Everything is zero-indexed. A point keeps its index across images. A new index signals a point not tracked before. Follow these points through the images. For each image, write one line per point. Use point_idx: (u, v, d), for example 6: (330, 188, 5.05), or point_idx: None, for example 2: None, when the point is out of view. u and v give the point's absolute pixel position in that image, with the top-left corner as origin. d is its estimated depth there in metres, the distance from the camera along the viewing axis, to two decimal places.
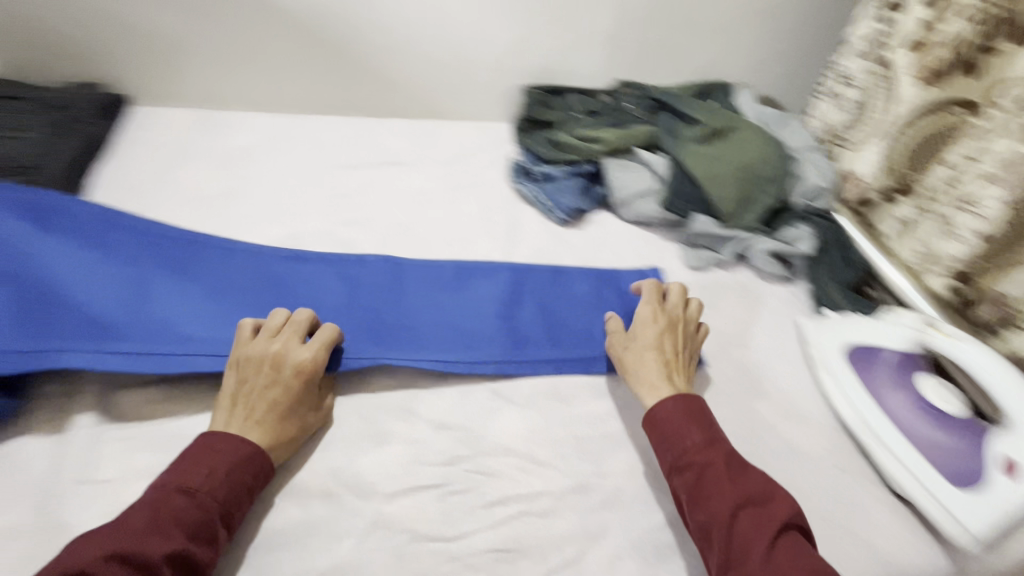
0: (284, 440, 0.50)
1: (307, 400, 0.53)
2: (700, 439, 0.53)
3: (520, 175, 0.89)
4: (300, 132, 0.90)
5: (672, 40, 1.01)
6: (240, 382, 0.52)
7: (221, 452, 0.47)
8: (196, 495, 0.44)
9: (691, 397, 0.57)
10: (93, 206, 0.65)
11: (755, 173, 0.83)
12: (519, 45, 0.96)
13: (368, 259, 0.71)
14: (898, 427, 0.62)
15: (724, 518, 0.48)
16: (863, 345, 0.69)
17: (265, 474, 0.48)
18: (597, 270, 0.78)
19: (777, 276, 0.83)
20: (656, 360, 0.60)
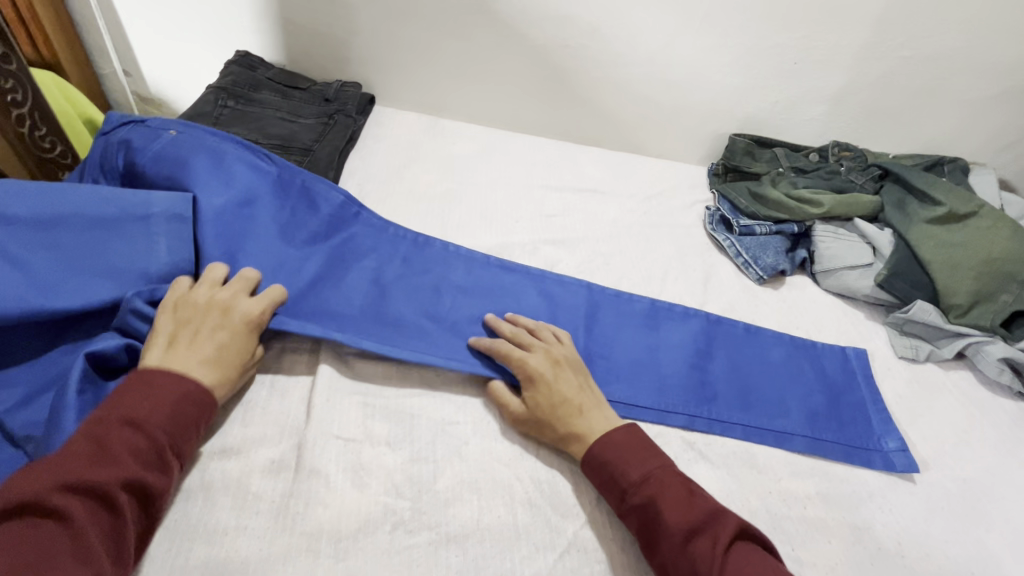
0: (223, 380, 0.52)
1: (247, 347, 0.54)
2: (637, 474, 0.51)
3: (716, 222, 0.88)
4: (510, 149, 0.97)
5: (905, 109, 0.95)
6: (183, 326, 0.52)
7: (164, 386, 0.48)
8: (144, 426, 0.45)
9: (615, 429, 0.54)
10: (338, 194, 0.72)
11: (1002, 268, 0.74)
12: (737, 95, 0.95)
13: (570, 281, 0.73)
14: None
15: (678, 555, 0.46)
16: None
17: (210, 410, 0.50)
18: (796, 337, 0.74)
19: (1007, 388, 0.73)
20: (574, 413, 0.55)
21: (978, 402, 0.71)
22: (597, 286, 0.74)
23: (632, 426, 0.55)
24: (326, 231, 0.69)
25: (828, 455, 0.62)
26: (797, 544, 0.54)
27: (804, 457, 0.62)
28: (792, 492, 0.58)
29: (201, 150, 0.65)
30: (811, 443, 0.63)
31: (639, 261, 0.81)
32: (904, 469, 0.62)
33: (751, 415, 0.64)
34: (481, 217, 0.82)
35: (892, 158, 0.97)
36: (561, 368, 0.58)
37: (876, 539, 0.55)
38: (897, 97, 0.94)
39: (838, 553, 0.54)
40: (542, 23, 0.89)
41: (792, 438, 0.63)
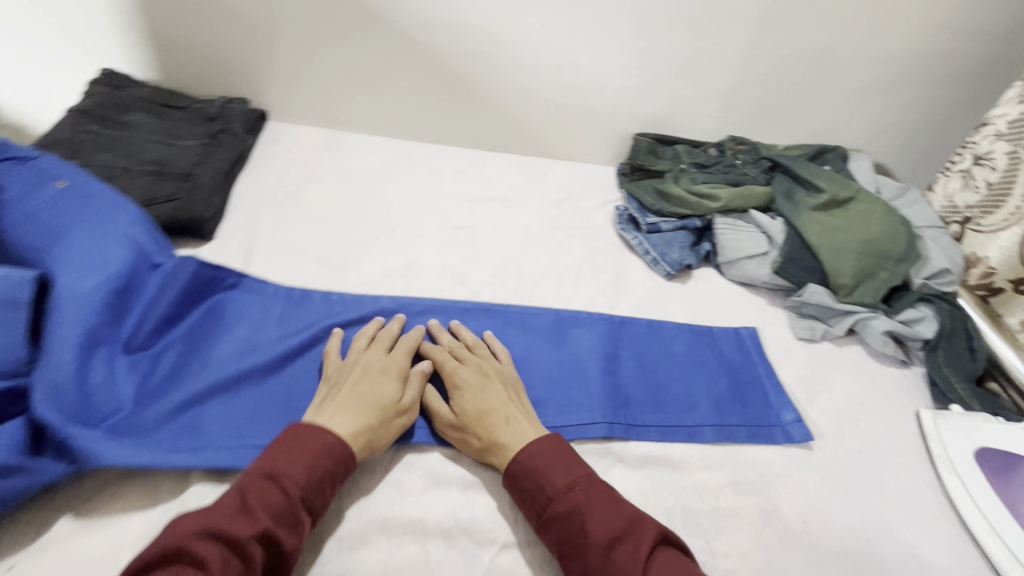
0: (365, 425, 0.53)
1: (392, 391, 0.56)
2: (561, 482, 0.51)
3: (625, 221, 0.90)
4: (417, 160, 0.94)
5: (790, 103, 1.01)
6: (333, 385, 0.57)
7: (304, 439, 0.50)
8: (282, 479, 0.47)
9: (546, 437, 0.54)
10: (192, 260, 0.63)
11: (880, 249, 0.80)
12: (635, 95, 0.97)
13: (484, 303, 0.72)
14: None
15: (601, 566, 0.45)
16: (1002, 449, 0.66)
17: (344, 467, 0.50)
18: (704, 328, 0.77)
19: (892, 358, 0.79)
20: (500, 421, 0.55)
21: (869, 374, 0.76)
22: (507, 305, 0.73)
23: (557, 436, 0.55)
24: (185, 305, 0.62)
25: (738, 441, 0.65)
26: (712, 536, 0.55)
27: (715, 448, 0.63)
28: (706, 485, 0.59)
29: (85, 220, 0.59)
30: (721, 431, 0.65)
31: (552, 267, 0.81)
32: (802, 440, 0.66)
33: (664, 414, 0.65)
34: (387, 234, 0.79)
35: (781, 150, 1.03)
36: (493, 380, 0.59)
37: (784, 520, 0.58)
38: (782, 92, 0.99)
39: (750, 540, 0.55)
40: (436, 31, 0.87)
41: (704, 432, 0.64)
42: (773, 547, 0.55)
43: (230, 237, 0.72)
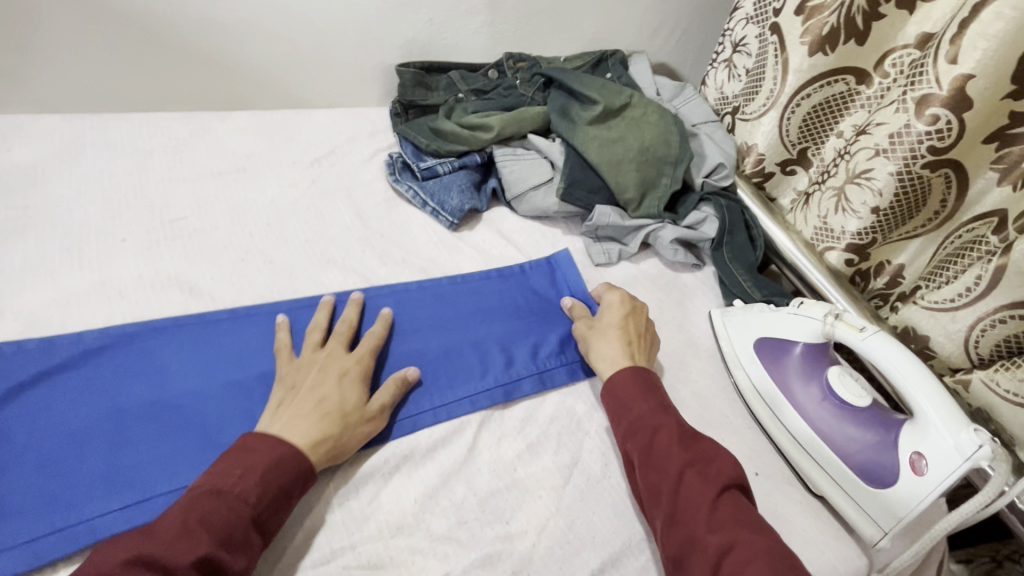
0: (326, 433, 0.47)
1: (353, 397, 0.50)
2: (655, 408, 0.53)
3: (398, 170, 0.78)
4: (111, 135, 0.72)
5: (560, 6, 0.92)
6: (290, 388, 0.50)
7: (257, 450, 0.44)
8: (228, 497, 0.41)
9: (645, 370, 0.57)
10: None
11: (657, 156, 0.77)
12: (382, 17, 0.82)
13: (214, 316, 0.56)
14: (805, 418, 0.60)
15: (675, 478, 0.48)
16: (777, 337, 0.65)
17: (304, 477, 0.45)
18: (496, 274, 0.69)
19: (685, 264, 0.78)
20: (617, 340, 0.60)
21: (666, 286, 0.75)
22: (248, 306, 0.58)
23: (656, 374, 0.57)
24: None
25: (530, 395, 0.59)
26: (508, 517, 0.49)
27: (513, 412, 0.57)
28: (502, 459, 0.53)
29: None
30: (506, 390, 0.58)
31: (309, 244, 0.67)
32: None
33: (458, 387, 0.57)
34: (64, 246, 0.59)
35: (562, 62, 0.95)
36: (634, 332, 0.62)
37: (585, 470, 0.54)
38: None
39: (549, 507, 0.51)
40: None
41: (501, 395, 0.58)
42: (573, 504, 0.52)
43: None
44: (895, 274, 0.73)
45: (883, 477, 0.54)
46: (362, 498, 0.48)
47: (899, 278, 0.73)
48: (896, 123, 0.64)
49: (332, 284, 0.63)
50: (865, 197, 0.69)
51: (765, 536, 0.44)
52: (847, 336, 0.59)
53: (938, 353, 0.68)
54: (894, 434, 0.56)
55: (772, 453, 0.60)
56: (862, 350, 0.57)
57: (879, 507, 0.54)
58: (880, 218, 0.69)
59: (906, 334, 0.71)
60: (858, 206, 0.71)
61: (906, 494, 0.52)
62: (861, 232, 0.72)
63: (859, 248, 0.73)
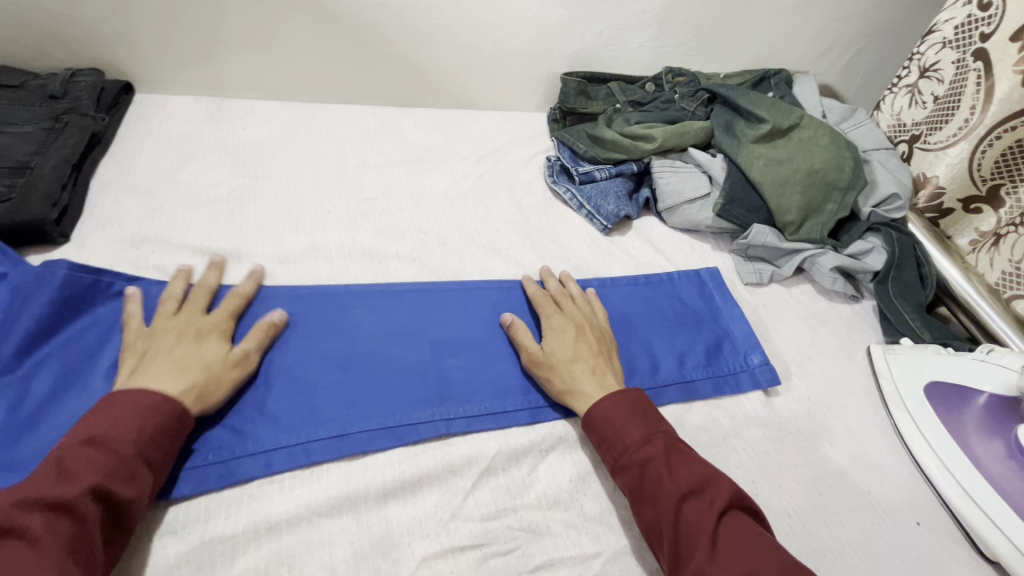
0: (192, 383, 0.47)
1: (212, 352, 0.50)
2: (639, 435, 0.50)
3: (556, 173, 0.82)
4: (318, 124, 0.84)
5: (728, 24, 0.92)
6: (141, 353, 0.48)
7: (122, 401, 0.43)
8: (105, 443, 0.41)
9: (622, 391, 0.53)
10: (61, 264, 0.53)
11: (826, 180, 0.74)
12: (556, 30, 0.88)
13: (402, 290, 0.63)
14: (986, 474, 0.55)
15: (671, 514, 0.45)
16: (954, 382, 0.61)
17: (181, 417, 0.45)
18: (642, 280, 0.71)
19: (842, 294, 0.75)
20: (585, 369, 0.55)
21: (819, 314, 0.73)
22: (424, 283, 0.65)
23: (640, 394, 0.54)
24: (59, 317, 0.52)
25: (677, 402, 0.60)
26: None
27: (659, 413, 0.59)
28: None
29: None
30: (652, 394, 0.60)
31: (477, 232, 0.73)
32: (769, 384, 0.63)
33: None
34: (285, 213, 0.69)
35: (721, 79, 0.95)
36: (585, 333, 0.58)
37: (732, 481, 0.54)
38: (718, 13, 0.90)
39: None
40: None
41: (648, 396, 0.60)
42: None
43: (97, 236, 0.63)
44: None
45: None
46: (522, 467, 0.52)
47: None
48: None
49: (496, 271, 0.69)
50: None
51: (775, 565, 0.41)
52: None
53: None
54: None
55: (938, 507, 0.56)
56: None
57: None
58: None
59: None
60: None
61: None
62: None
63: None
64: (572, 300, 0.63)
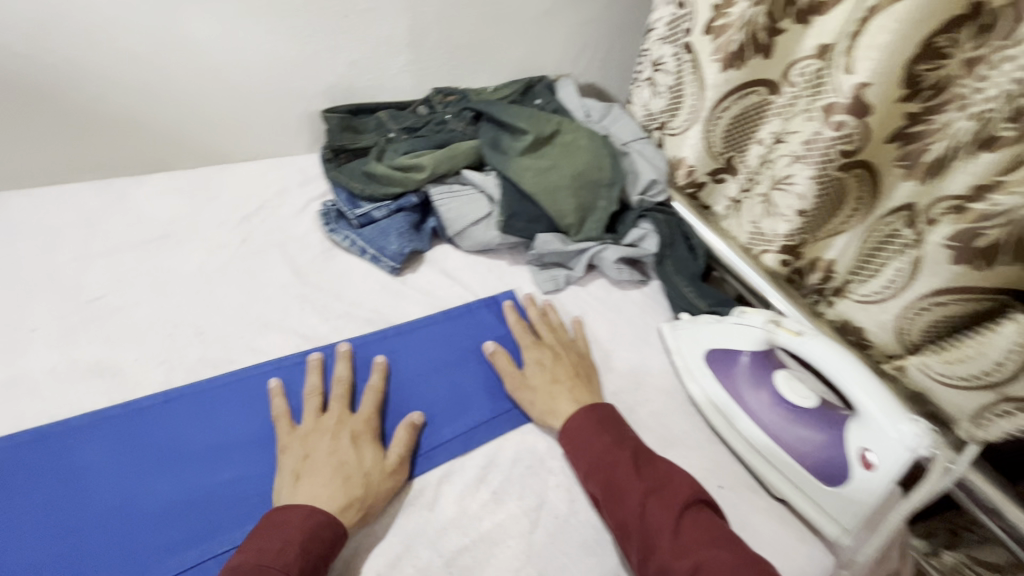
0: (351, 498, 0.47)
1: (370, 459, 0.50)
2: (610, 438, 0.54)
3: (333, 220, 0.76)
4: (12, 216, 0.67)
5: (481, 39, 0.93)
6: (302, 457, 0.50)
7: (291, 523, 0.44)
8: (272, 569, 0.41)
9: (594, 405, 0.57)
10: None
11: (592, 179, 0.78)
12: (300, 67, 0.81)
13: (148, 404, 0.53)
14: (758, 422, 0.61)
15: (638, 510, 0.48)
16: (724, 347, 0.66)
17: (339, 541, 0.45)
18: (439, 317, 0.68)
19: (632, 281, 0.79)
20: (563, 390, 0.59)
21: (615, 305, 0.76)
22: (178, 388, 0.55)
23: (611, 408, 0.58)
24: None
25: (490, 439, 0.58)
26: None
27: (472, 459, 0.56)
28: (465, 511, 0.52)
29: None
30: (462, 440, 0.57)
31: (243, 307, 0.64)
32: None
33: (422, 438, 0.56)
34: None
35: (490, 92, 0.96)
36: (562, 359, 0.63)
37: (552, 510, 0.53)
38: (467, 30, 0.90)
39: (518, 557, 0.49)
40: None
41: (457, 445, 0.56)
42: (542, 549, 0.50)
43: None
44: (826, 267, 0.74)
45: (836, 477, 0.55)
46: None
47: (829, 271, 0.74)
48: (807, 131, 0.68)
49: (270, 349, 0.60)
50: (791, 201, 0.72)
51: (732, 551, 0.45)
52: (787, 341, 0.61)
53: (875, 342, 0.68)
54: (842, 432, 0.57)
55: (735, 464, 0.61)
56: (801, 352, 0.59)
57: (839, 506, 0.54)
58: (807, 219, 0.73)
59: (845, 327, 0.72)
60: (786, 210, 0.74)
61: (859, 494, 0.53)
62: (791, 234, 0.75)
63: (792, 248, 0.76)
64: (551, 328, 0.67)
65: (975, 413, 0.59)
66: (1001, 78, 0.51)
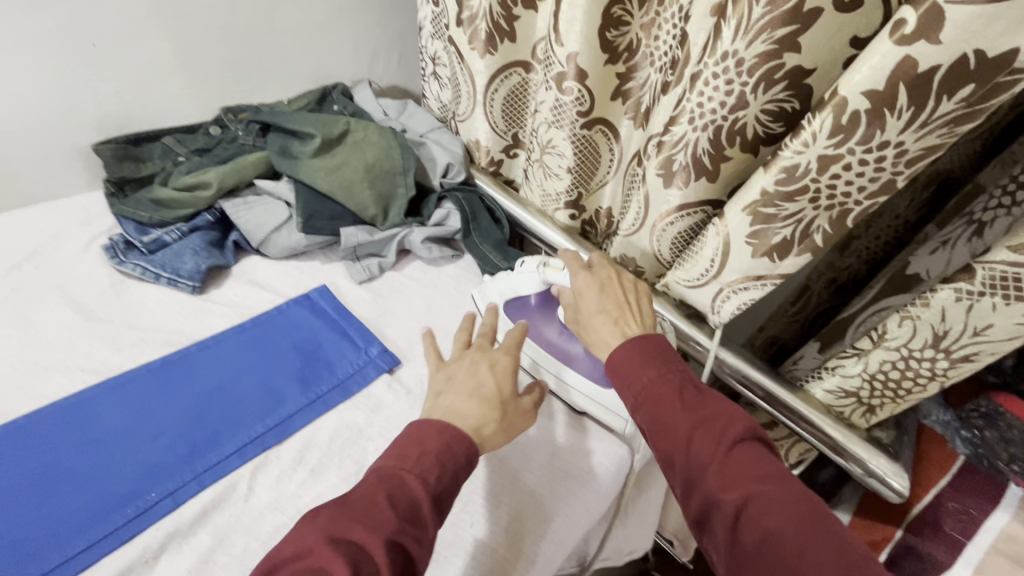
0: (485, 416, 0.53)
1: (508, 384, 0.57)
2: (654, 374, 0.55)
3: (121, 251, 0.73)
4: None
5: (261, 53, 0.93)
6: (448, 379, 0.57)
7: (433, 437, 0.49)
8: (412, 478, 0.46)
9: (641, 338, 0.59)
10: None
11: (384, 170, 0.83)
12: (55, 104, 0.78)
13: None
14: (556, 353, 0.72)
15: (683, 440, 0.50)
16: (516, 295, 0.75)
17: (470, 457, 0.50)
18: (247, 324, 0.69)
19: (445, 257, 0.86)
20: (609, 322, 0.62)
21: (430, 281, 0.83)
22: None
23: (662, 340, 0.59)
24: None
25: (305, 424, 0.61)
26: None
27: (288, 446, 0.59)
28: (284, 493, 0.55)
29: None
30: (276, 431, 0.59)
31: (12, 355, 0.61)
32: (392, 365, 0.68)
33: (234, 437, 0.58)
34: None
35: (286, 105, 0.97)
36: (607, 288, 0.66)
37: None
38: (242, 46, 0.91)
39: None
40: None
41: (269, 437, 0.59)
42: None
43: None
44: (606, 213, 0.88)
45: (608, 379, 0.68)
46: None
47: (609, 215, 0.88)
48: (551, 100, 0.77)
49: (53, 392, 0.59)
50: (560, 161, 0.83)
51: (778, 485, 0.45)
52: (555, 279, 0.70)
53: (645, 267, 0.82)
54: None
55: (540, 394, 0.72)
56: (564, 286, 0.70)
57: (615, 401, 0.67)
58: (576, 175, 0.83)
59: (624, 261, 0.84)
60: (560, 170, 0.84)
61: None
62: (570, 191, 0.85)
63: (575, 203, 0.87)
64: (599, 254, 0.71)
65: (713, 302, 0.72)
66: (665, 36, 0.66)
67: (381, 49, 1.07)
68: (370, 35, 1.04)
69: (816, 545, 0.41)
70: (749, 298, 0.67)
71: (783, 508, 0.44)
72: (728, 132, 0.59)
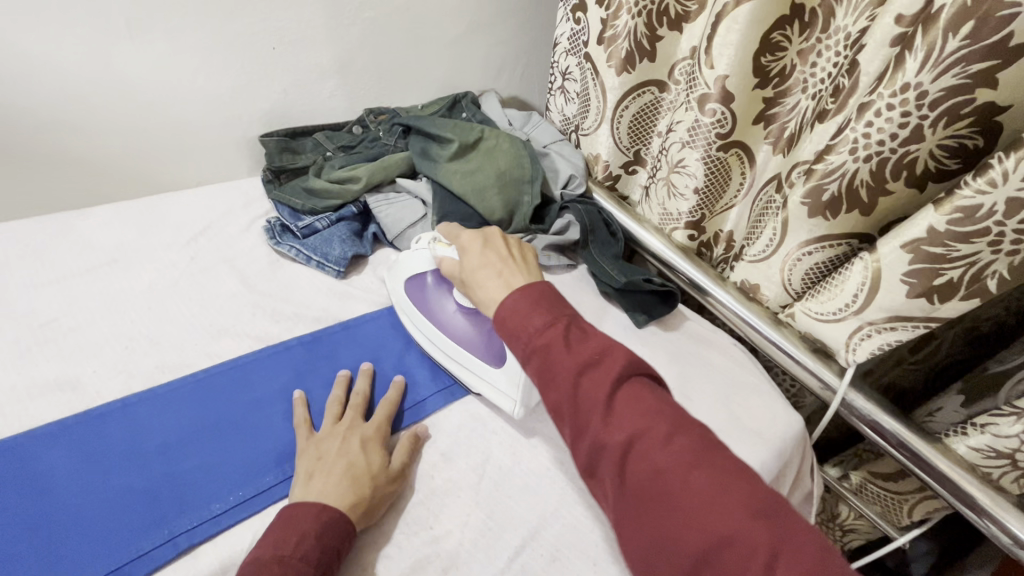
0: (360, 496, 0.52)
1: (376, 461, 0.55)
2: (541, 322, 0.54)
3: (278, 234, 0.81)
4: None
5: (406, 61, 1.00)
6: (316, 459, 0.55)
7: (307, 518, 0.49)
8: (292, 562, 0.45)
9: (530, 286, 0.58)
10: None
11: (513, 178, 0.86)
12: (234, 98, 0.88)
13: (110, 408, 0.57)
14: (448, 332, 0.67)
15: (571, 386, 0.49)
16: (416, 274, 0.72)
17: (349, 535, 0.50)
18: (384, 311, 0.74)
19: (562, 265, 0.89)
20: (491, 276, 0.62)
21: None
22: (139, 391, 0.60)
23: (548, 287, 0.58)
24: None
25: (437, 410, 0.64)
26: (432, 523, 0.55)
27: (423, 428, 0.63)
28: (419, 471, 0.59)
29: None
30: (412, 413, 0.63)
31: (193, 315, 0.69)
32: None
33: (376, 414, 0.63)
34: None
35: (420, 109, 1.04)
36: (492, 248, 0.65)
37: (498, 463, 0.60)
38: (391, 54, 0.98)
39: (468, 504, 0.56)
40: None
41: (406, 417, 0.63)
42: (490, 495, 0.57)
43: None
44: (727, 239, 0.86)
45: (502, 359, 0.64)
46: None
47: (731, 241, 0.86)
48: (689, 120, 0.78)
49: (225, 352, 0.66)
50: (687, 181, 0.82)
51: (665, 424, 0.47)
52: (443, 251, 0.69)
53: (768, 297, 0.79)
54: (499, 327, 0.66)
55: None
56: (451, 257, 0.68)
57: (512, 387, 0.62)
58: (703, 196, 0.83)
59: (745, 288, 0.82)
60: (686, 191, 0.83)
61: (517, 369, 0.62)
62: (693, 211, 0.85)
63: (696, 223, 0.87)
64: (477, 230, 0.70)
65: (846, 342, 0.69)
66: (824, 64, 0.65)
67: (510, 62, 1.12)
68: (502, 48, 1.09)
69: (692, 467, 0.44)
70: (893, 340, 0.64)
71: (663, 438, 0.46)
72: (893, 164, 0.57)
